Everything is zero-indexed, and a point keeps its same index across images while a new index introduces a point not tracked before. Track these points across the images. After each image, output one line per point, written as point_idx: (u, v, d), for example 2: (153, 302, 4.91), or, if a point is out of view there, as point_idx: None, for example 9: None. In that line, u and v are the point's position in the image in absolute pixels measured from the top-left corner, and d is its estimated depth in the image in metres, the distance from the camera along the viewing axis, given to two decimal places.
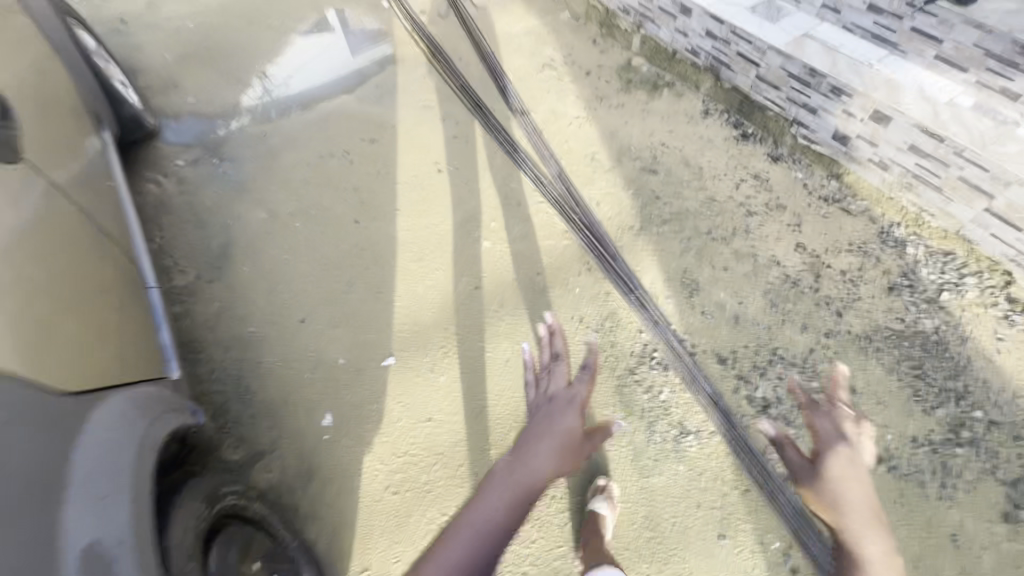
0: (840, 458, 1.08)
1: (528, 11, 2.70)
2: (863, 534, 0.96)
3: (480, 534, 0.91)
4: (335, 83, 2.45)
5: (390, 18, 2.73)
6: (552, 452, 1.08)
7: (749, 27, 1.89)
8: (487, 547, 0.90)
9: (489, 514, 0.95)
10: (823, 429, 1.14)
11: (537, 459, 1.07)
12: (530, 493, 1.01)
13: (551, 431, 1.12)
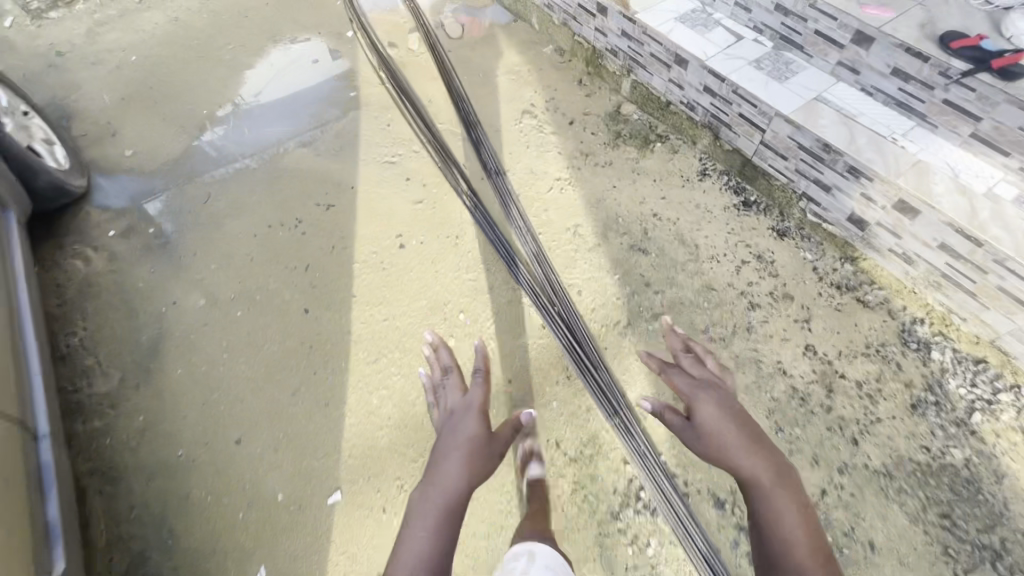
0: (704, 406, 1.19)
1: (508, 44, 2.44)
2: (751, 462, 1.07)
3: (420, 557, 0.99)
4: (292, 130, 2.20)
5: (356, 51, 2.47)
6: (463, 461, 1.16)
7: (753, 87, 1.65)
8: (432, 560, 0.99)
9: (423, 539, 1.02)
10: (685, 387, 1.27)
11: (448, 465, 1.15)
12: (452, 503, 1.09)
13: (457, 440, 1.21)
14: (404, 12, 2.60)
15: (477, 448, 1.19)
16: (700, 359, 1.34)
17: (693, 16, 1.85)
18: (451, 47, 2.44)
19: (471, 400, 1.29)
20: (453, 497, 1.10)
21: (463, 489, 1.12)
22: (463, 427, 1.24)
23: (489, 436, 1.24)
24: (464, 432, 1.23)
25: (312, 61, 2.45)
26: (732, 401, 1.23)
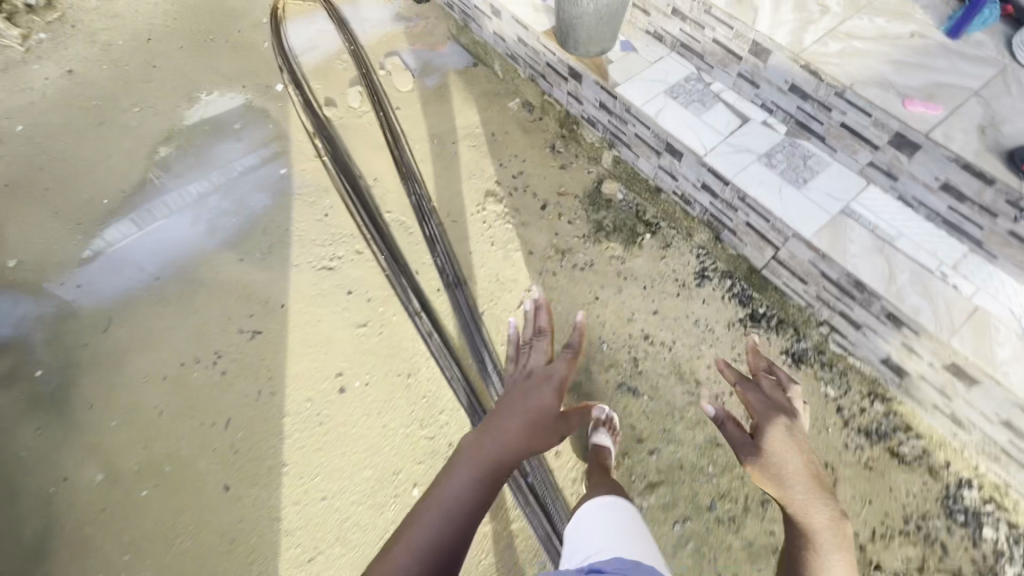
0: (776, 425, 1.11)
1: (467, 96, 2.06)
2: (812, 506, 0.94)
3: (463, 491, 0.83)
4: (211, 224, 1.85)
5: (289, 113, 2.08)
6: (528, 424, 1.03)
7: (763, 193, 1.32)
8: (467, 496, 0.83)
9: (468, 479, 0.86)
10: (760, 407, 1.18)
11: (510, 425, 1.00)
12: (509, 454, 0.93)
13: (530, 401, 1.10)
14: (343, 59, 2.20)
15: (544, 416, 1.06)
16: (781, 383, 1.24)
17: (686, 89, 1.51)
18: (399, 103, 2.06)
19: (547, 385, 1.16)
20: (509, 447, 0.94)
21: (523, 446, 0.97)
22: (535, 395, 1.13)
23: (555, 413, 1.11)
24: (534, 402, 1.10)
25: (235, 127, 2.07)
26: (805, 440, 1.11)
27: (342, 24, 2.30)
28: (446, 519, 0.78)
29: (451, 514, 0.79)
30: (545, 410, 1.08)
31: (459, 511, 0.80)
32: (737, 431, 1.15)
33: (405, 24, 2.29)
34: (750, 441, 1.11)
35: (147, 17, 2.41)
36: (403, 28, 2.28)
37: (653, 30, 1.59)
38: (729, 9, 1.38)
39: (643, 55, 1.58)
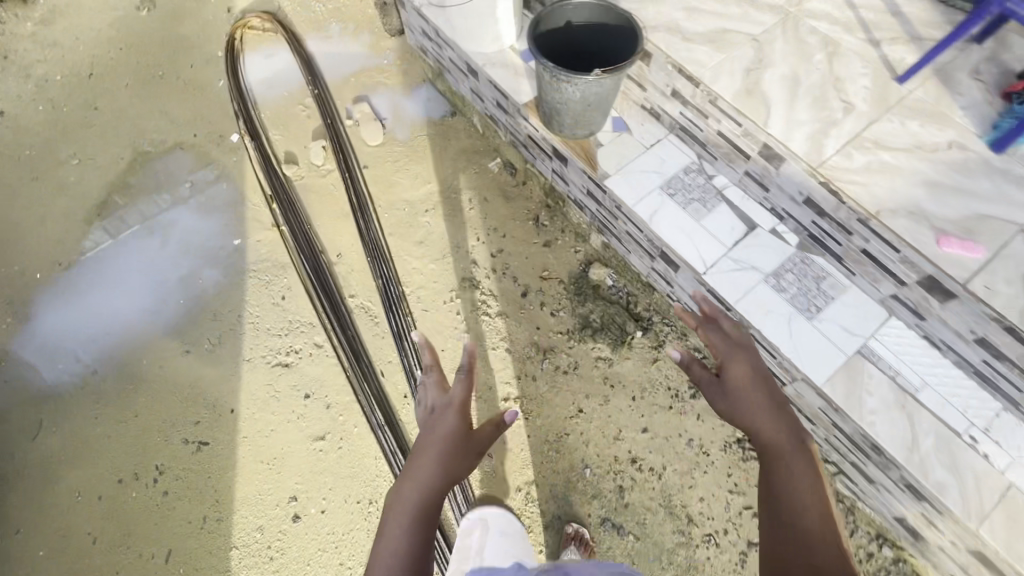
0: (741, 369, 0.91)
1: (443, 153, 1.86)
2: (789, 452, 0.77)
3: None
4: (155, 304, 1.66)
5: (245, 170, 1.88)
6: (441, 457, 0.84)
7: (769, 324, 1.16)
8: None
9: (397, 546, 0.73)
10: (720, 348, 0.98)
11: (413, 479, 0.81)
12: (430, 502, 0.78)
13: (438, 419, 0.93)
14: (307, 104, 1.98)
15: (453, 437, 0.88)
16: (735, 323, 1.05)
17: (684, 184, 1.32)
18: (367, 160, 1.86)
19: (453, 397, 0.95)
20: (426, 492, 0.80)
21: (444, 480, 0.83)
22: (436, 419, 0.93)
23: (470, 427, 0.92)
24: (438, 426, 0.92)
25: (184, 184, 1.86)
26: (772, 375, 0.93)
27: (306, 61, 2.07)
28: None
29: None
30: (456, 428, 0.91)
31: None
32: (705, 377, 0.93)
33: (377, 63, 2.07)
34: (714, 384, 0.91)
35: (89, 46, 2.16)
36: (374, 69, 2.06)
37: (650, 107, 1.39)
38: (739, 104, 1.19)
39: (637, 138, 1.38)
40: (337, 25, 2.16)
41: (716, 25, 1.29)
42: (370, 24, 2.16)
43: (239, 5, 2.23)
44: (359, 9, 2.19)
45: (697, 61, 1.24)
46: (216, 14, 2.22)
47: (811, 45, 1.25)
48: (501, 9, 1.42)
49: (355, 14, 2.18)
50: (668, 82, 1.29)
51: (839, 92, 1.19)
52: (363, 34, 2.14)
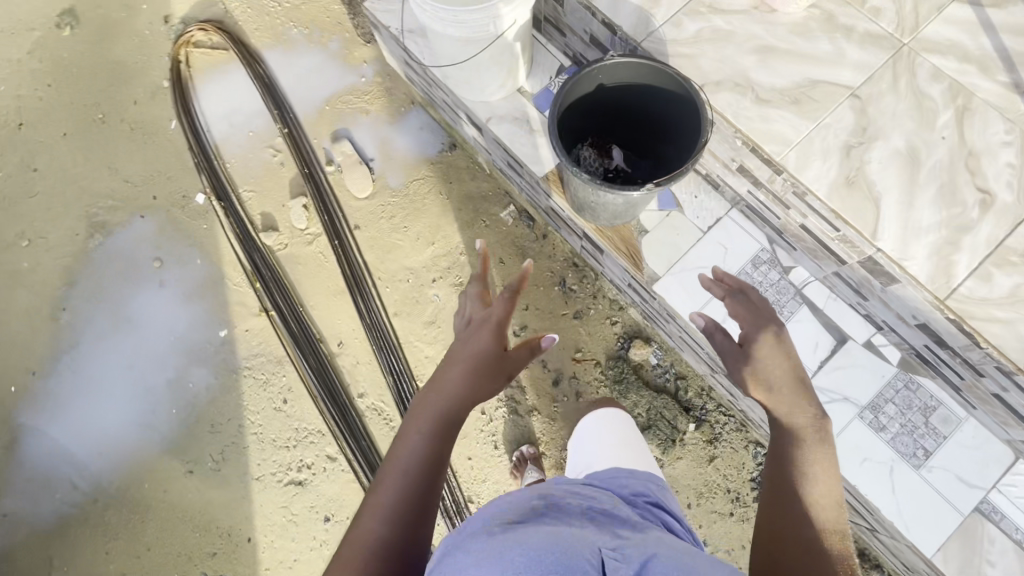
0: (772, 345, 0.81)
1: (445, 202, 1.57)
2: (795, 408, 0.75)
3: (408, 474, 0.69)
4: (146, 415, 1.50)
5: (218, 239, 1.61)
6: (474, 373, 0.82)
7: (868, 475, 0.96)
8: (416, 494, 0.68)
9: (414, 454, 0.71)
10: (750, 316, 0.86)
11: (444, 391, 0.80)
12: (458, 412, 0.76)
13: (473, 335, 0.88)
14: (278, 147, 1.67)
15: (490, 356, 0.84)
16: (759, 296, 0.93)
17: (754, 282, 1.06)
18: (358, 218, 1.58)
19: (489, 317, 0.90)
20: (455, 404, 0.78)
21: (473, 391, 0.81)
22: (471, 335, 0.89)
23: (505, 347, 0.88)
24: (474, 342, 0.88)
25: (152, 263, 1.62)
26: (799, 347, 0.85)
27: (269, 87, 1.71)
28: (399, 506, 0.66)
29: (400, 505, 0.67)
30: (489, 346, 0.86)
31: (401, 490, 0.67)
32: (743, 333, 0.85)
33: (353, 81, 1.71)
34: (736, 353, 0.83)
35: (10, 85, 1.80)
36: (351, 90, 1.70)
37: (707, 175, 1.09)
38: (835, 203, 0.89)
39: (690, 219, 1.10)
40: (297, 32, 1.77)
41: (799, 75, 0.95)
42: (337, 26, 1.75)
43: (176, 11, 1.82)
44: (321, 5, 1.77)
45: (777, 136, 0.93)
46: (151, 27, 1.82)
47: (933, 98, 0.91)
48: (509, 54, 1.07)
49: (317, 14, 1.77)
50: (734, 159, 0.98)
51: (974, 174, 0.88)
52: (330, 41, 1.75)
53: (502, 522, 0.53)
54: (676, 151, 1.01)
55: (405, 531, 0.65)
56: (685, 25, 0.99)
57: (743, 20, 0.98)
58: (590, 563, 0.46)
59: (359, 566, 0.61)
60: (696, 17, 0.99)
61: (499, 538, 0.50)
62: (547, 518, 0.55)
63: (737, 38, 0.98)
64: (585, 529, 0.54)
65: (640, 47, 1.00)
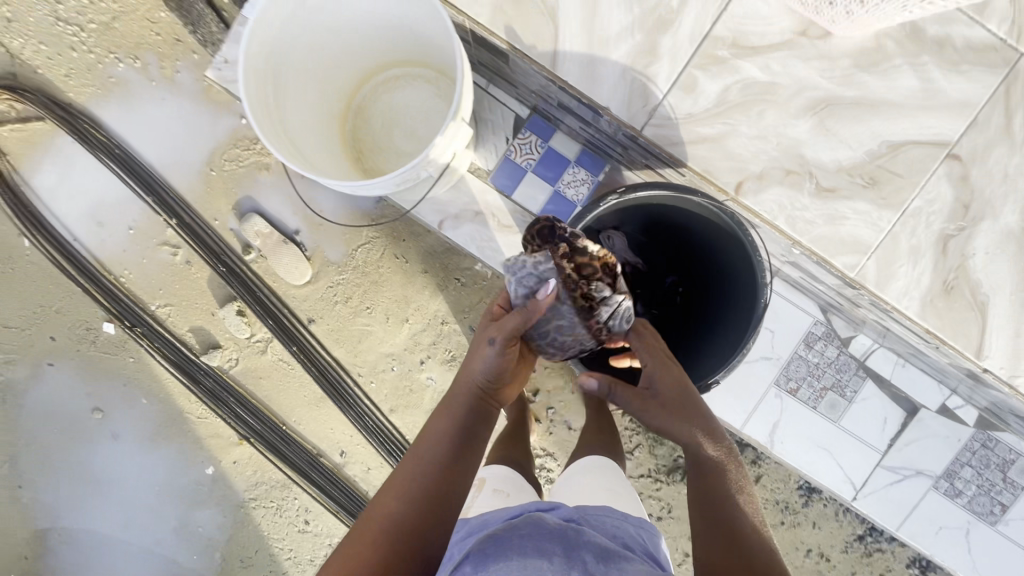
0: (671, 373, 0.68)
1: (404, 263, 1.29)
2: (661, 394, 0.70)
3: (419, 478, 0.64)
4: (165, 570, 1.41)
5: (155, 371, 1.35)
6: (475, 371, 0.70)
7: (946, 542, 0.92)
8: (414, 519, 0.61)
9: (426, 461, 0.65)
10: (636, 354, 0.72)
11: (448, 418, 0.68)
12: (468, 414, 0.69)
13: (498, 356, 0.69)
14: (174, 242, 1.31)
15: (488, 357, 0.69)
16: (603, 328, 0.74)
17: (810, 365, 0.90)
18: (309, 310, 1.31)
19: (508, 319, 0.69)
20: (459, 434, 0.67)
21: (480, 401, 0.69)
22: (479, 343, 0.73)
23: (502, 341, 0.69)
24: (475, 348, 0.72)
25: (92, 415, 1.38)
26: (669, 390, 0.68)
27: (126, 162, 1.29)
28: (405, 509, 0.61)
29: (397, 525, 0.60)
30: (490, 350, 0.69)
31: (404, 501, 0.62)
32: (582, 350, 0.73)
33: (232, 128, 1.28)
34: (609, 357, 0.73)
35: None
36: (234, 141, 1.28)
37: None
38: (930, 321, 0.75)
39: None
40: (125, 67, 1.27)
41: (861, 127, 0.73)
42: (175, 45, 1.26)
43: None
44: (141, 16, 1.26)
45: (851, 242, 0.75)
46: None
47: None
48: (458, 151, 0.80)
49: (140, 32, 1.26)
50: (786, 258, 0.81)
51: None
52: (176, 72, 1.27)
53: (475, 546, 0.57)
54: (707, 254, 0.77)
55: (402, 549, 0.58)
56: (704, 89, 0.73)
57: (786, 57, 0.72)
58: None
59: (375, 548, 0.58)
60: (715, 73, 0.73)
61: None
62: (513, 542, 0.55)
63: (781, 93, 0.73)
64: (554, 563, 0.52)
65: (641, 134, 0.76)
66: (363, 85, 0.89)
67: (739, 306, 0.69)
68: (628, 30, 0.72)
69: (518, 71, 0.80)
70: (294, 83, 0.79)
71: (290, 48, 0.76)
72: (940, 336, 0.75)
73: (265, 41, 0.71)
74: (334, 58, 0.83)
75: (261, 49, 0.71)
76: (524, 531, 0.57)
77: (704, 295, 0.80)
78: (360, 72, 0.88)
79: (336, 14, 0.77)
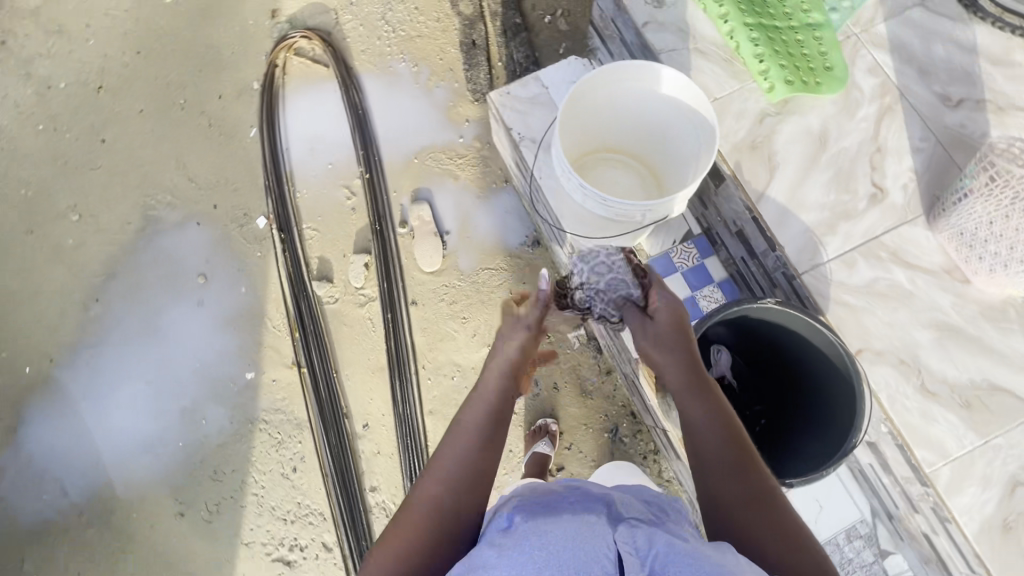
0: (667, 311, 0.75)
1: (515, 299, 1.46)
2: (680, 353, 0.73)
3: (458, 468, 0.67)
4: (148, 440, 1.44)
5: (269, 272, 1.52)
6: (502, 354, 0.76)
7: None
8: (462, 511, 0.65)
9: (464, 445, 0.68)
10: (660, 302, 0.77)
11: (477, 401, 0.72)
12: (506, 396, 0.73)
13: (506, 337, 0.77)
14: (353, 189, 1.56)
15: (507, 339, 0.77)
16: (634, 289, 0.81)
17: (842, 557, 0.96)
18: (417, 294, 1.47)
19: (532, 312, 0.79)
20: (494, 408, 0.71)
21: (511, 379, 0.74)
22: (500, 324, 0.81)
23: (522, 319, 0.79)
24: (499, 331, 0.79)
25: (195, 278, 1.54)
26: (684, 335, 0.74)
27: (360, 120, 1.60)
28: (444, 499, 0.65)
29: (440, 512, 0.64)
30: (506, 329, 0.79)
31: (445, 489, 0.65)
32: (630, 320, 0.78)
33: (450, 140, 1.58)
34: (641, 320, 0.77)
35: (100, 42, 1.72)
36: (445, 147, 1.58)
37: None
38: (983, 547, 0.83)
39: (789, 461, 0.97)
40: (405, 65, 1.65)
41: (972, 362, 0.87)
42: (448, 71, 1.64)
43: (285, 8, 1.73)
44: (438, 43, 1.66)
45: (934, 444, 0.85)
46: (256, 19, 1.72)
47: None
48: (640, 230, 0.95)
49: (431, 52, 1.65)
50: (867, 438, 0.90)
51: None
52: (437, 86, 1.63)
53: (522, 503, 0.60)
54: (800, 391, 0.87)
55: (449, 538, 0.63)
56: (859, 271, 0.91)
57: (928, 281, 0.90)
58: (606, 559, 0.50)
59: (420, 530, 0.63)
60: (873, 264, 0.91)
61: (519, 528, 0.54)
62: (558, 504, 0.59)
63: (914, 303, 0.90)
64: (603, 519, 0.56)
65: (800, 276, 0.92)
66: (610, 152, 1.06)
67: (827, 436, 0.81)
68: (821, 206, 0.93)
69: (724, 197, 0.98)
70: (588, 116, 0.98)
71: (604, 99, 0.96)
72: (987, 565, 0.82)
73: (578, 91, 0.91)
74: (622, 127, 1.02)
75: (591, 86, 0.92)
76: (571, 491, 0.63)
77: (785, 430, 0.87)
78: (623, 147, 1.06)
79: (652, 106, 0.96)
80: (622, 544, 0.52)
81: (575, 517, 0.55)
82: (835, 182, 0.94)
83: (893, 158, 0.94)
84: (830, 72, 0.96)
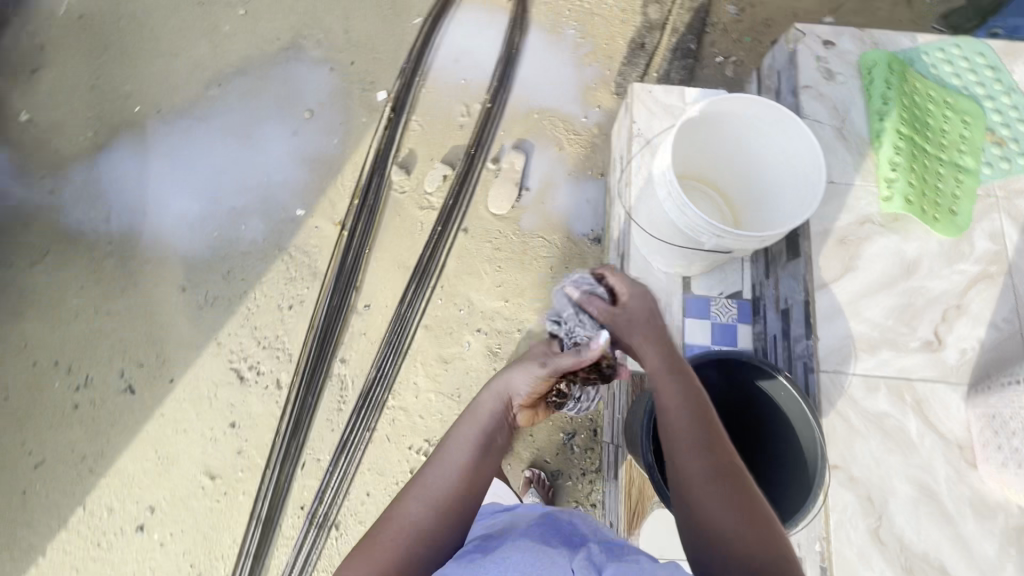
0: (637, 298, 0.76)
1: (551, 275, 1.49)
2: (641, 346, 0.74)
3: (439, 493, 0.67)
4: (192, 216, 1.56)
5: (364, 138, 1.62)
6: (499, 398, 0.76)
7: None
8: (432, 525, 0.65)
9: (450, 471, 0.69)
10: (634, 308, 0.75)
11: (466, 430, 0.73)
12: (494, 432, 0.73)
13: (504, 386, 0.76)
14: (471, 110, 1.63)
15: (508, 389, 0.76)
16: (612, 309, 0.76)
17: None
18: (472, 225, 1.53)
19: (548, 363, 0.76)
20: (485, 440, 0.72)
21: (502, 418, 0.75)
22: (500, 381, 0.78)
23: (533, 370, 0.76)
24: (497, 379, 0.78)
25: (303, 110, 1.65)
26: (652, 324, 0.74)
27: (510, 58, 1.67)
28: (421, 521, 0.65)
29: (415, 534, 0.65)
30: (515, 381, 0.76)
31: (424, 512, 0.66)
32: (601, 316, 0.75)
33: (575, 114, 1.63)
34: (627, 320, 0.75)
35: None
36: (567, 117, 1.62)
37: None
38: None
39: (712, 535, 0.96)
40: (574, 33, 1.71)
41: (933, 538, 0.85)
42: (607, 56, 1.68)
43: None
44: (612, 29, 1.71)
45: None
46: None
47: None
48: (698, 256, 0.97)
49: (602, 33, 1.70)
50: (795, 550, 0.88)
51: None
52: (590, 64, 1.68)
53: (487, 542, 0.66)
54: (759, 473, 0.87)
55: (416, 558, 0.63)
56: (875, 400, 0.90)
57: (935, 446, 0.88)
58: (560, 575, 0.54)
59: (394, 548, 0.63)
60: (892, 401, 0.90)
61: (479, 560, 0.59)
62: (519, 538, 0.64)
63: (910, 457, 0.88)
64: (561, 550, 0.60)
65: (818, 372, 0.91)
66: (711, 184, 1.08)
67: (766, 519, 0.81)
68: (873, 325, 0.92)
69: (788, 272, 0.99)
70: (712, 140, 0.99)
71: (734, 131, 0.97)
72: None
73: (719, 107, 0.91)
74: (735, 166, 1.03)
75: (731, 112, 0.93)
76: (538, 527, 0.68)
77: None
78: (724, 186, 1.07)
79: (772, 161, 0.97)
80: (578, 565, 0.57)
81: (533, 549, 0.60)
82: (899, 312, 0.93)
83: (966, 321, 0.92)
84: (953, 216, 0.96)
